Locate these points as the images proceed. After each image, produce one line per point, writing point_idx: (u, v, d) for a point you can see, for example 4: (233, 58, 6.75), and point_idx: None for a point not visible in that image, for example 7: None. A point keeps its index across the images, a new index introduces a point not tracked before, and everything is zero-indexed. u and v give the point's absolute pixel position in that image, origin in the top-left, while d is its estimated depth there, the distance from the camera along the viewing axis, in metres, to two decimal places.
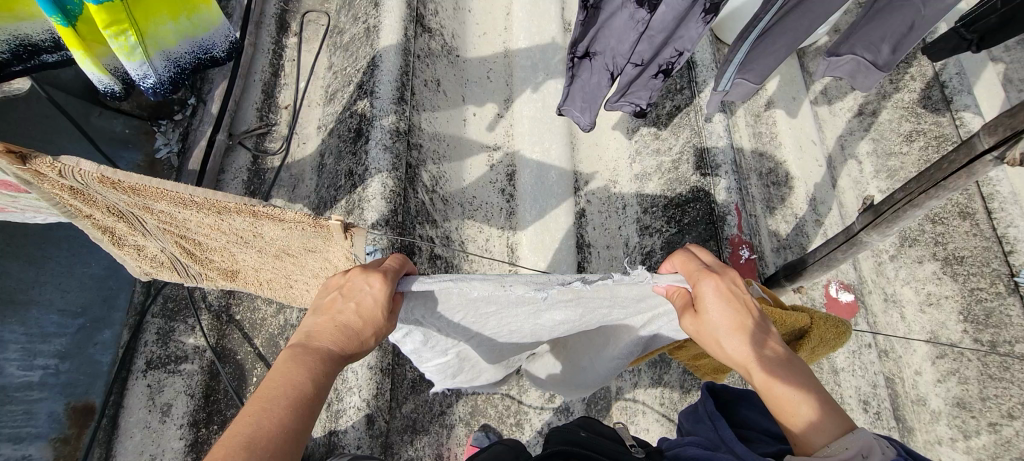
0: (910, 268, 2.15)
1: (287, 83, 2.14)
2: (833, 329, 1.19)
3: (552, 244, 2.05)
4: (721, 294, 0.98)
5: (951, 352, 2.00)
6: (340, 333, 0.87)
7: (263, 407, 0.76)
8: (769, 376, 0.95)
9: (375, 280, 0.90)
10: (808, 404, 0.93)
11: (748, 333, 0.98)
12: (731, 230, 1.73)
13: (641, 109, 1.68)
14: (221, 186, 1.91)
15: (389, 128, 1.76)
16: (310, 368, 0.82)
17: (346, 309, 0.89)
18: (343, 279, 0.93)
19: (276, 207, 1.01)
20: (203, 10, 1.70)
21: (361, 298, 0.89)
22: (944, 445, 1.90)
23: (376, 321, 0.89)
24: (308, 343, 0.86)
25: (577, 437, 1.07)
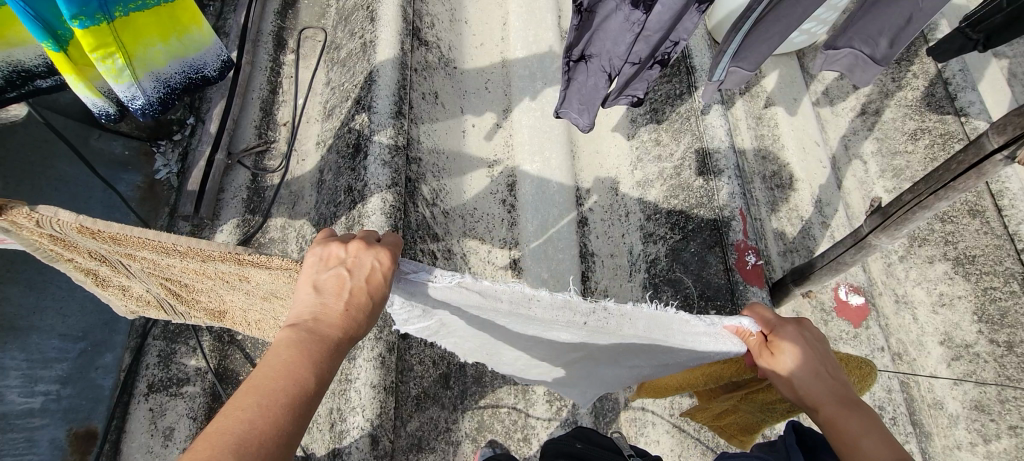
0: (922, 268, 2.12)
1: (285, 100, 2.13)
2: (856, 369, 1.09)
3: (554, 255, 2.02)
4: (801, 342, 0.99)
5: (966, 354, 1.97)
6: (347, 324, 0.84)
7: (256, 401, 0.74)
8: (836, 413, 0.94)
9: (384, 256, 0.88)
10: (870, 441, 0.91)
11: (820, 377, 0.97)
12: (736, 236, 1.72)
13: (638, 100, 1.65)
14: (221, 205, 1.90)
15: (388, 143, 1.75)
16: (314, 361, 0.80)
17: (359, 290, 0.86)
18: (346, 255, 0.88)
19: (263, 253, 0.94)
20: (193, 30, 1.70)
21: (373, 278, 0.87)
22: (964, 449, 1.86)
23: (378, 297, 0.87)
24: (309, 328, 0.83)
25: (572, 449, 1.18)
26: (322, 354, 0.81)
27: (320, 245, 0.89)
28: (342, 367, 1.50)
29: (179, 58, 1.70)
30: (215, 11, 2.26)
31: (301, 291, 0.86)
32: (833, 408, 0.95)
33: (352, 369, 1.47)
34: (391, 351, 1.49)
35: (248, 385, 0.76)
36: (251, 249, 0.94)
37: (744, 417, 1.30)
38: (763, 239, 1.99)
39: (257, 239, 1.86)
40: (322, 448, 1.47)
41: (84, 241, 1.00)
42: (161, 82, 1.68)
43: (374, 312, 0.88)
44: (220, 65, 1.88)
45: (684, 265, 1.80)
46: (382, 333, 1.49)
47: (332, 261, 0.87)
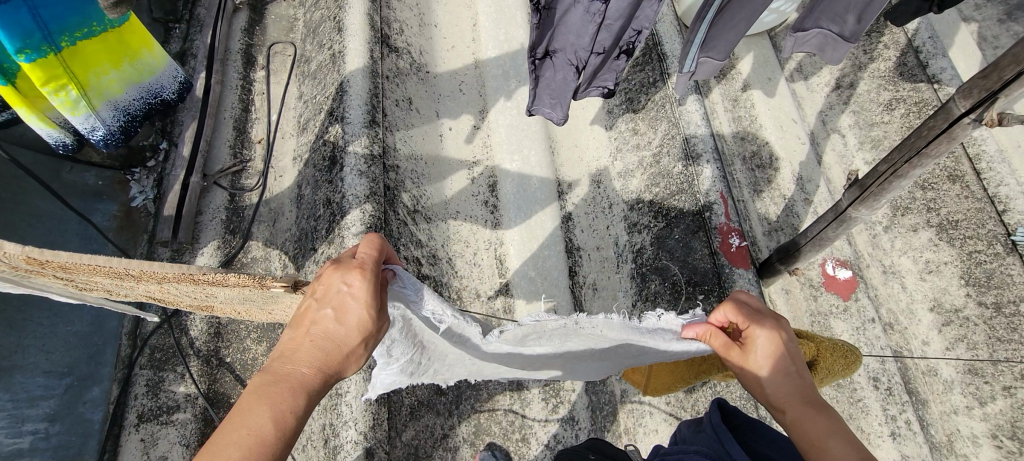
0: (906, 237, 2.13)
1: (258, 117, 2.12)
2: (841, 358, 1.16)
3: (540, 252, 2.02)
4: (770, 336, 0.99)
5: (956, 318, 1.98)
6: (311, 355, 0.82)
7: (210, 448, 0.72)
8: (802, 414, 0.94)
9: (352, 278, 0.85)
10: (837, 444, 0.88)
11: (787, 376, 0.97)
12: (719, 219, 1.72)
13: (609, 91, 1.66)
14: (200, 228, 1.88)
15: (362, 153, 1.74)
16: (273, 406, 0.77)
17: (324, 319, 0.84)
18: (317, 284, 0.86)
19: (220, 271, 0.95)
20: (147, 54, 1.71)
21: (339, 302, 0.84)
22: (960, 414, 1.87)
23: (348, 325, 0.84)
24: (276, 363, 0.82)
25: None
26: (281, 390, 0.79)
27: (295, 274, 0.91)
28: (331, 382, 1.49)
29: (136, 84, 1.71)
30: (181, 34, 2.24)
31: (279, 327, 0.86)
32: (801, 408, 0.95)
33: (342, 383, 1.45)
34: None
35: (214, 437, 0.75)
36: (208, 268, 0.94)
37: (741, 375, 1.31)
38: (748, 220, 1.99)
39: (239, 259, 1.85)
40: None
41: (33, 273, 0.96)
42: (121, 111, 1.71)
43: (343, 340, 0.84)
44: (179, 87, 1.88)
45: (670, 252, 1.80)
46: None
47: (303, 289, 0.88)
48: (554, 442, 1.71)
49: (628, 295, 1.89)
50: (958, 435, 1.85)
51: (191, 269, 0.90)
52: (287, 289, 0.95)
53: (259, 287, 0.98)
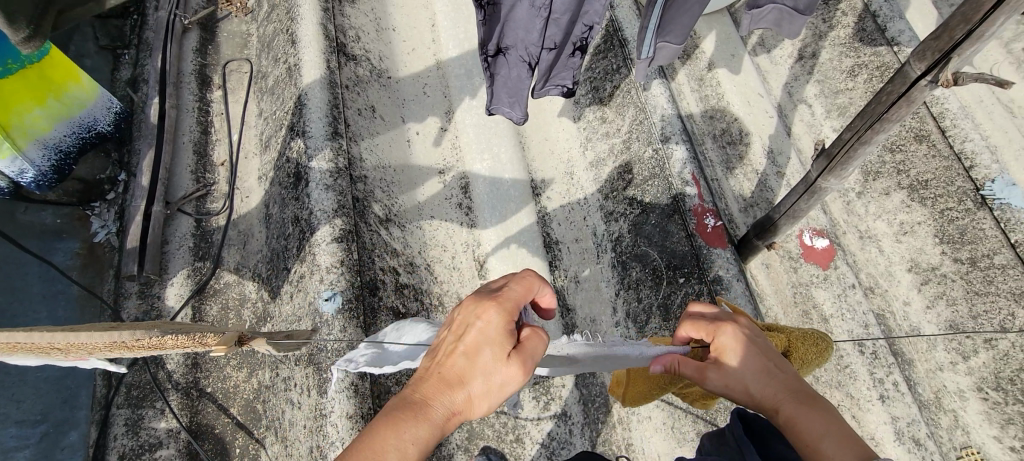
0: (879, 201, 2.15)
1: (219, 139, 2.07)
2: (812, 347, 1.21)
3: (519, 250, 2.00)
4: (741, 337, 1.00)
5: (934, 277, 2.01)
6: (442, 386, 0.89)
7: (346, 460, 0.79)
8: (792, 411, 0.91)
9: (487, 315, 0.93)
10: (831, 437, 0.85)
11: (768, 375, 0.96)
12: (693, 201, 1.71)
13: (568, 91, 1.62)
14: (167, 258, 1.83)
15: (327, 167, 1.70)
16: (411, 430, 0.84)
17: (456, 352, 0.92)
18: (457, 316, 0.96)
19: (156, 335, 0.91)
20: (72, 88, 1.77)
21: (472, 337, 0.92)
22: (945, 370, 1.90)
23: (485, 359, 0.91)
24: (411, 389, 0.91)
25: None
26: (411, 415, 0.86)
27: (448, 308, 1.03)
28: (313, 403, 1.44)
29: (64, 120, 1.76)
30: (131, 59, 2.17)
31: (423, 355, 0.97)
32: (790, 405, 0.92)
33: (325, 403, 1.41)
34: (364, 377, 1.44)
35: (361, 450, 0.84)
36: (141, 333, 0.91)
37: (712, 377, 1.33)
38: (722, 199, 2.00)
39: (211, 285, 1.81)
40: None
41: None
42: (51, 149, 1.75)
43: (470, 377, 0.90)
44: (114, 119, 1.92)
45: (647, 238, 1.79)
46: None
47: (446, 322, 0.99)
48: (550, 440, 1.70)
49: (611, 285, 1.88)
50: (945, 391, 1.88)
51: (122, 338, 0.88)
52: (229, 348, 0.95)
53: (199, 348, 0.95)
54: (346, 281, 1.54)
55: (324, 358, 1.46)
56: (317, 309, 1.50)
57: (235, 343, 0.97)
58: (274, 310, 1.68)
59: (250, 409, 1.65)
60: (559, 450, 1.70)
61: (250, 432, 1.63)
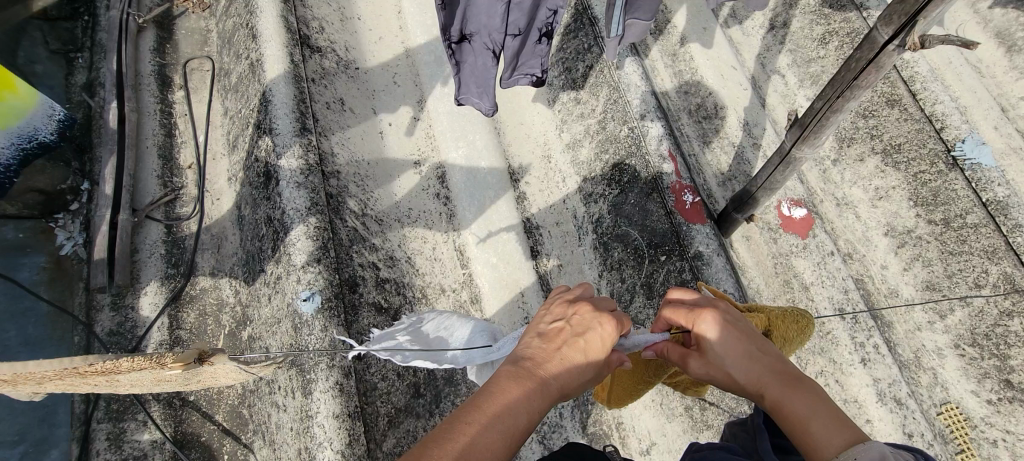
0: (854, 168, 2.17)
1: (185, 140, 2.00)
2: (793, 324, 1.20)
3: (500, 237, 1.98)
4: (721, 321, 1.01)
5: (910, 239, 2.04)
6: (560, 372, 0.95)
7: (485, 421, 0.82)
8: (778, 394, 0.91)
9: (607, 322, 1.03)
10: (818, 419, 0.84)
11: (751, 359, 0.96)
12: (670, 179, 1.71)
13: (538, 79, 1.60)
14: (139, 267, 1.78)
15: (297, 165, 1.64)
16: (525, 401, 0.88)
17: (576, 345, 0.99)
18: (573, 314, 1.04)
19: (109, 358, 0.88)
20: (9, 97, 1.65)
21: (592, 338, 1.00)
22: (923, 329, 1.94)
23: (598, 357, 1.00)
24: (531, 366, 0.95)
25: None
26: (539, 392, 0.90)
27: (554, 303, 1.09)
28: (298, 405, 1.42)
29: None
30: (86, 63, 2.09)
31: (528, 338, 1.02)
32: (776, 387, 0.92)
33: (311, 404, 1.38)
34: (348, 375, 1.43)
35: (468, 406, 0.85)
36: (94, 358, 0.87)
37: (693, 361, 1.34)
38: (700, 174, 2.00)
39: (187, 292, 1.77)
40: None
41: None
42: None
43: (583, 371, 0.97)
44: (59, 126, 1.80)
45: (628, 218, 1.79)
46: (335, 360, 1.42)
47: (559, 314, 1.05)
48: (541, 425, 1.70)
49: (593, 267, 1.88)
50: (923, 350, 1.92)
51: (72, 363, 0.85)
52: (189, 364, 0.94)
53: (157, 369, 0.92)
54: (324, 280, 1.50)
55: (306, 359, 1.42)
56: (296, 310, 1.47)
57: (195, 361, 0.94)
58: (253, 313, 1.65)
59: (236, 414, 1.65)
60: (550, 434, 1.71)
61: (238, 437, 1.63)
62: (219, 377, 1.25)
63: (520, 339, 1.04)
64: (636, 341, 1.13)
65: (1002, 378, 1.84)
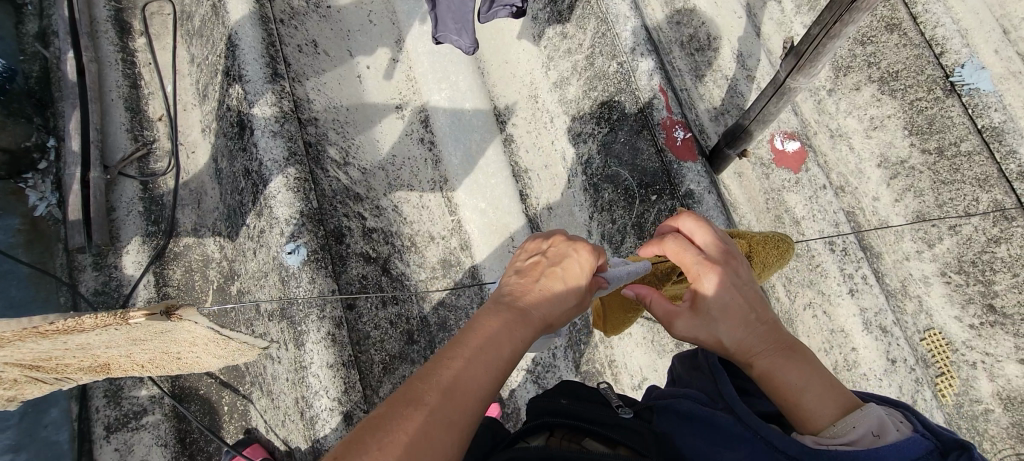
0: (850, 97, 2.12)
1: (152, 91, 1.90)
2: (775, 248, 1.24)
3: (488, 181, 1.94)
4: (723, 284, 0.98)
5: (902, 169, 2.01)
6: (542, 300, 0.94)
7: (470, 351, 0.81)
8: (772, 362, 0.91)
9: (581, 249, 1.02)
10: (811, 391, 0.87)
11: (747, 324, 0.95)
12: (662, 114, 1.65)
13: (518, 10, 1.50)
14: (117, 226, 1.74)
15: (272, 112, 1.56)
16: (507, 331, 0.87)
17: (554, 274, 0.98)
18: (548, 247, 1.04)
19: (71, 316, 0.90)
20: None
21: (569, 265, 1.00)
22: (912, 259, 1.95)
23: (578, 283, 0.99)
24: (512, 300, 0.94)
25: (560, 407, 0.99)
26: (520, 323, 0.89)
27: (529, 242, 1.08)
28: (293, 356, 1.41)
29: None
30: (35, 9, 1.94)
31: (506, 275, 1.02)
32: (771, 356, 0.92)
33: (304, 355, 1.38)
34: (340, 326, 1.41)
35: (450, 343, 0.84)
36: (55, 317, 0.90)
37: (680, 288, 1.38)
38: (692, 109, 1.94)
39: (170, 249, 1.73)
40: (300, 438, 1.41)
41: None
42: None
43: (565, 299, 0.96)
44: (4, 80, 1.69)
45: (618, 158, 1.74)
46: (324, 311, 1.40)
47: (534, 251, 1.05)
48: (535, 365, 1.72)
49: (584, 210, 1.85)
50: (911, 279, 1.94)
51: (33, 322, 0.87)
52: (154, 315, 0.94)
53: (123, 323, 0.94)
54: (308, 233, 1.46)
55: (295, 311, 1.40)
56: (282, 263, 1.44)
57: (161, 313, 0.95)
58: (240, 268, 1.62)
59: (233, 368, 1.65)
60: (545, 374, 1.73)
61: (235, 389, 1.65)
62: (190, 345, 1.26)
63: (499, 279, 1.03)
64: (617, 274, 1.12)
65: (985, 303, 1.88)
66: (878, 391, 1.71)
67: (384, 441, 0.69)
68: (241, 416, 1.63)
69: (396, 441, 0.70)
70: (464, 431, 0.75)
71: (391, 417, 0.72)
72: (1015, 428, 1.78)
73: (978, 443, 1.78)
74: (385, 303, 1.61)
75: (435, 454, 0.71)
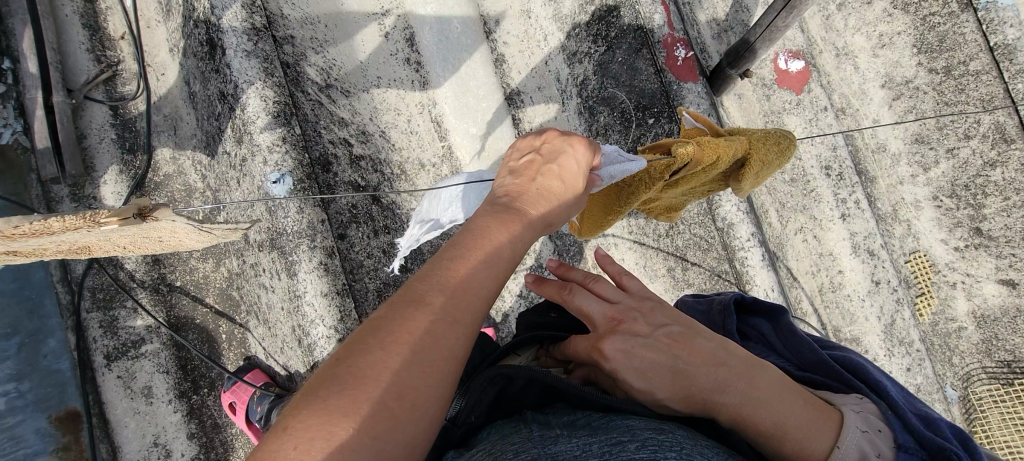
0: (860, 13, 2.00)
1: (109, 6, 1.74)
2: (774, 146, 1.21)
3: (478, 106, 1.88)
4: (630, 351, 0.88)
5: (907, 91, 1.95)
6: (540, 199, 0.96)
7: (469, 252, 0.81)
8: (733, 416, 0.84)
9: (576, 144, 1.04)
10: (790, 436, 0.81)
11: (682, 381, 0.86)
12: (662, 31, 1.58)
13: None
14: (90, 154, 1.66)
15: (243, 29, 1.44)
16: (511, 228, 0.88)
17: (550, 172, 1.01)
18: (541, 146, 1.05)
19: (39, 219, 0.89)
20: None
21: (565, 162, 1.02)
22: (905, 183, 1.94)
23: (575, 180, 1.02)
24: (509, 200, 0.95)
25: (547, 320, 1.07)
26: (522, 222, 0.91)
27: (521, 142, 1.10)
28: (286, 285, 1.40)
29: None
30: None
31: (502, 176, 1.03)
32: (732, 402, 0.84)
33: (297, 284, 1.37)
34: (332, 255, 1.40)
35: (450, 245, 0.83)
36: (19, 220, 0.88)
37: (672, 199, 1.37)
38: (695, 25, 1.82)
39: (150, 179, 1.67)
40: (299, 363, 1.45)
41: None
42: None
43: (561, 195, 1.00)
44: None
45: (615, 79, 1.66)
46: (315, 241, 1.38)
47: (528, 150, 1.06)
48: (528, 291, 1.75)
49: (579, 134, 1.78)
50: (903, 203, 1.94)
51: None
52: (127, 219, 0.92)
53: (96, 226, 0.93)
54: (294, 160, 1.40)
55: (286, 241, 1.38)
56: (268, 193, 1.38)
57: (134, 216, 0.93)
58: (224, 197, 1.57)
59: (227, 297, 1.66)
60: (538, 299, 1.76)
61: (232, 318, 1.66)
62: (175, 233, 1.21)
63: (494, 181, 1.04)
64: (611, 172, 1.11)
65: (972, 226, 1.91)
66: (859, 311, 1.77)
67: (389, 342, 0.69)
68: (240, 343, 1.66)
69: (402, 341, 0.69)
70: (469, 328, 0.76)
71: (393, 318, 0.71)
72: (984, 343, 1.88)
73: (948, 358, 1.88)
74: (376, 232, 1.59)
75: (444, 353, 0.71)
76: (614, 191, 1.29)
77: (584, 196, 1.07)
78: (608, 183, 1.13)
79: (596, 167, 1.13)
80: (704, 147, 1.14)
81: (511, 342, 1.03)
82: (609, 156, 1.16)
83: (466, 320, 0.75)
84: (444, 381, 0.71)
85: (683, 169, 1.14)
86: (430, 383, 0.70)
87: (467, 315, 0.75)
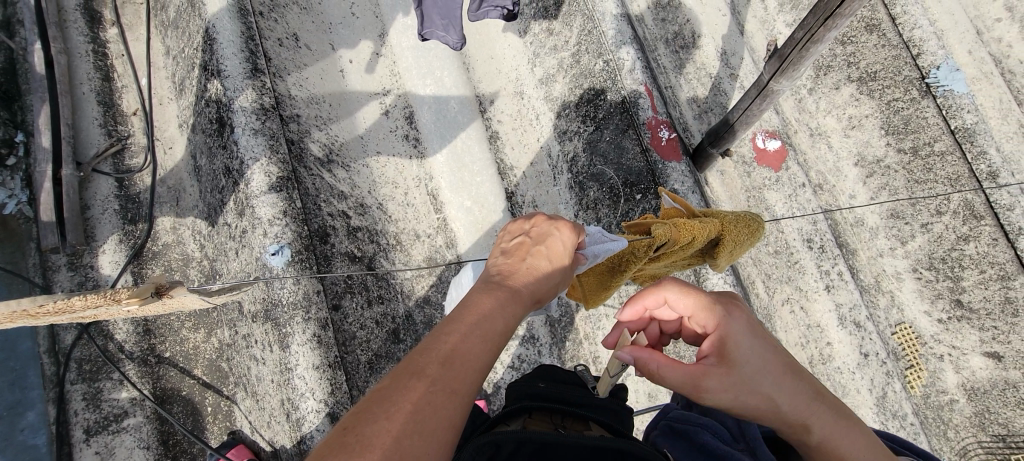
0: (829, 96, 2.17)
1: (126, 85, 1.85)
2: (744, 227, 1.27)
3: (473, 179, 1.96)
4: (749, 324, 0.85)
5: (879, 169, 2.07)
6: (529, 277, 1.00)
7: (467, 324, 0.84)
8: (833, 431, 0.78)
9: (562, 227, 1.10)
10: None
11: (790, 375, 0.82)
12: (646, 114, 1.66)
13: (509, 11, 1.77)
14: (92, 224, 1.69)
15: (252, 108, 1.52)
16: (504, 304, 0.91)
17: (539, 252, 1.05)
18: (530, 229, 1.11)
19: (60, 298, 0.92)
20: None
21: (553, 243, 1.07)
22: (885, 256, 2.01)
23: (562, 259, 1.07)
24: (501, 278, 0.99)
25: (538, 391, 1.05)
26: (513, 298, 0.94)
27: (512, 225, 1.15)
28: (277, 357, 1.39)
29: None
30: None
31: (493, 257, 1.07)
32: (826, 423, 0.79)
33: (289, 357, 1.37)
34: (325, 327, 1.40)
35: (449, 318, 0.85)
36: (43, 299, 0.90)
37: (655, 270, 1.40)
38: (677, 108, 1.96)
39: (149, 248, 1.70)
40: (285, 439, 1.40)
41: None
42: None
43: (550, 272, 1.03)
44: None
45: (603, 157, 1.75)
46: (310, 312, 1.39)
47: (518, 233, 1.12)
48: (519, 362, 1.75)
49: (569, 207, 1.85)
50: (884, 275, 2.00)
51: (21, 305, 0.88)
52: (145, 298, 0.96)
53: (113, 304, 0.95)
54: (293, 233, 1.44)
55: (280, 313, 1.39)
56: (265, 264, 1.41)
57: (152, 294, 0.97)
58: (221, 268, 1.59)
59: (215, 368, 1.65)
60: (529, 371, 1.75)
61: (219, 390, 1.64)
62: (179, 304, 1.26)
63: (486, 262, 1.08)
64: (595, 251, 1.18)
65: (953, 297, 1.96)
66: (851, 383, 1.78)
67: (390, 410, 0.70)
68: (225, 417, 1.62)
69: (401, 411, 0.70)
70: (467, 397, 0.76)
71: (392, 389, 0.72)
72: (977, 417, 1.87)
73: (942, 431, 1.87)
74: (370, 302, 1.60)
75: (440, 424, 0.72)
76: (601, 271, 1.34)
77: (571, 274, 1.11)
78: (593, 261, 1.18)
79: (581, 246, 1.18)
80: (680, 228, 1.20)
81: (500, 411, 1.00)
82: (593, 236, 1.22)
83: (461, 391, 0.75)
84: (443, 451, 0.71)
85: (662, 248, 1.20)
86: (429, 451, 0.69)
87: (462, 385, 0.76)
